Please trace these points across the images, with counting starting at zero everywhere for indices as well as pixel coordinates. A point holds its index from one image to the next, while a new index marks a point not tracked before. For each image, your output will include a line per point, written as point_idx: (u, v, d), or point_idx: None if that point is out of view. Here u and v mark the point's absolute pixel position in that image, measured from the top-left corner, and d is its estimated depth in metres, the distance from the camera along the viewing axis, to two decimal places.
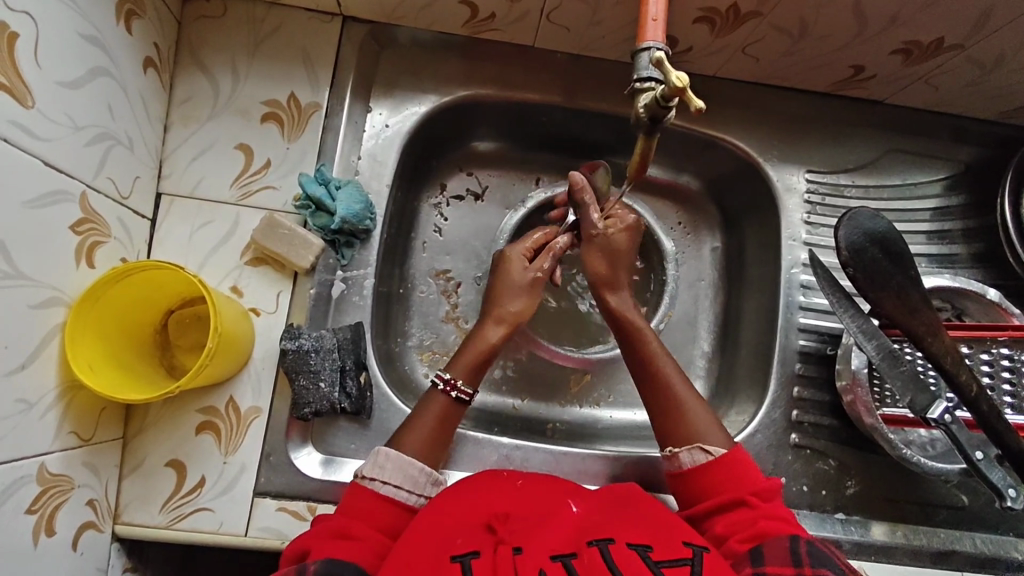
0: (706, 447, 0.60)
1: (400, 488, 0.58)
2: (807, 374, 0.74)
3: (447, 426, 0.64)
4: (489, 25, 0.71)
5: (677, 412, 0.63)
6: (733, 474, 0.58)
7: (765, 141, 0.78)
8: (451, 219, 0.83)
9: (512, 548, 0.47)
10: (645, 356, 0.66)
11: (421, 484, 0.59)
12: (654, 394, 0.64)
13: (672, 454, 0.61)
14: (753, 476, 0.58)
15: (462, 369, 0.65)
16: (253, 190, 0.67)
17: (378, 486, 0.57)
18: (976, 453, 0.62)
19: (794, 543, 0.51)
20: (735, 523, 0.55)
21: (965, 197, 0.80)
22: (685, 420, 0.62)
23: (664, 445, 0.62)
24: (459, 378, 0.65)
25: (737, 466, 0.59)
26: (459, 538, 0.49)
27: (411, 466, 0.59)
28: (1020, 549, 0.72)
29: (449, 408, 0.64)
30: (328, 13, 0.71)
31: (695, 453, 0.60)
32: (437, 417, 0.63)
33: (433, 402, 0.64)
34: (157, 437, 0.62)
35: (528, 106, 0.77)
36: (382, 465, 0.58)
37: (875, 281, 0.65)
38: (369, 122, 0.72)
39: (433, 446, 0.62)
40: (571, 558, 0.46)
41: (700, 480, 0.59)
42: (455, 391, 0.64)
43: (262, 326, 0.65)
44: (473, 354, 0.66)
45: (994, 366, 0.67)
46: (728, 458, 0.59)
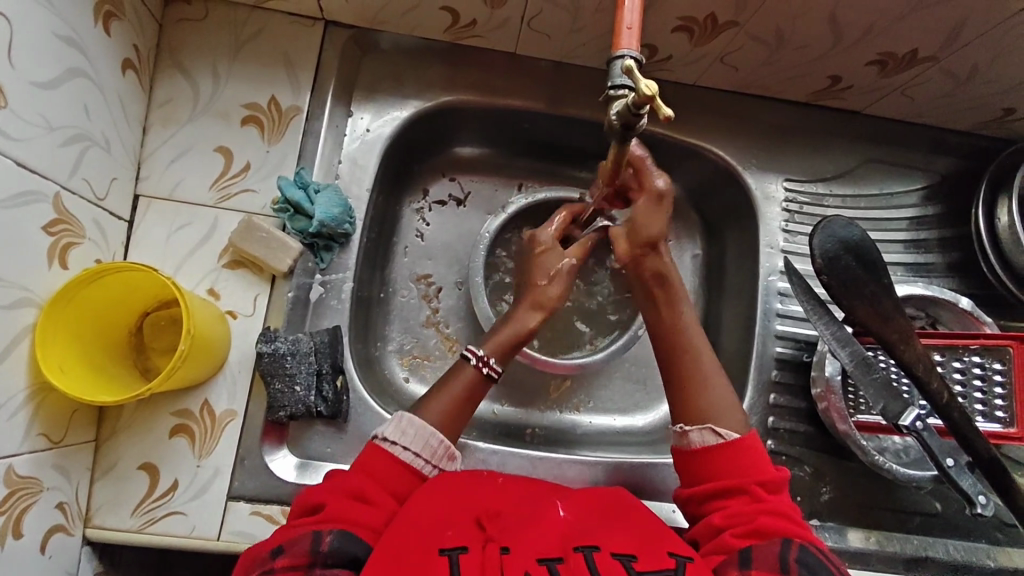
0: (717, 430, 0.59)
1: (418, 456, 0.58)
2: (783, 381, 0.75)
3: (469, 401, 0.63)
4: (470, 31, 0.72)
5: (700, 389, 0.61)
6: (740, 460, 0.58)
7: (745, 149, 0.79)
8: (433, 223, 0.83)
9: (500, 547, 0.48)
10: (676, 329, 0.65)
11: (438, 456, 0.59)
12: (677, 364, 0.63)
13: (681, 432, 0.60)
14: (763, 467, 0.57)
15: (494, 347, 0.66)
16: (232, 193, 0.67)
17: (398, 451, 0.57)
18: (948, 460, 0.63)
19: (784, 550, 0.50)
20: (732, 515, 0.54)
21: (942, 207, 0.82)
22: (704, 397, 0.61)
23: (677, 421, 0.61)
24: (492, 357, 0.65)
25: (748, 454, 0.58)
26: (450, 528, 0.50)
27: (432, 437, 0.58)
28: (993, 556, 0.72)
29: (477, 384, 0.64)
30: (310, 17, 0.71)
31: (705, 434, 0.59)
32: (459, 389, 0.63)
33: (463, 373, 0.64)
34: (129, 440, 0.61)
35: (510, 112, 0.78)
36: (404, 430, 0.58)
37: (848, 289, 0.65)
38: (350, 126, 0.72)
39: (453, 420, 0.62)
40: (556, 563, 0.46)
41: (705, 460, 0.59)
42: (488, 368, 0.64)
43: (238, 328, 0.65)
44: (510, 335, 0.67)
45: (965, 374, 0.68)
46: (736, 443, 0.58)
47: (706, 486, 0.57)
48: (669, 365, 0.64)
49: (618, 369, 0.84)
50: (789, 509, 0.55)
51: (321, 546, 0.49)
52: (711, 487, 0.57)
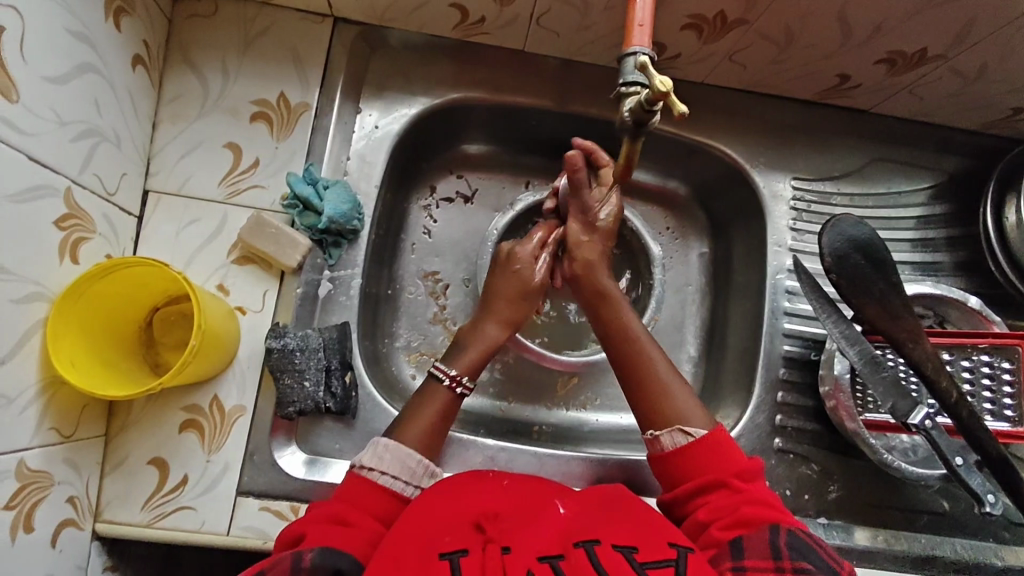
0: (687, 429, 0.59)
1: (397, 478, 0.58)
2: (792, 379, 0.75)
3: (447, 420, 0.64)
4: (479, 29, 0.72)
5: (661, 395, 0.61)
6: (715, 455, 0.57)
7: (752, 148, 0.79)
8: (440, 220, 0.83)
9: (500, 547, 0.48)
10: (629, 341, 0.65)
11: (418, 475, 0.59)
12: (635, 372, 0.63)
13: (653, 439, 0.60)
14: (738, 458, 0.57)
15: (464, 363, 0.66)
16: (241, 189, 0.67)
17: (376, 476, 0.57)
18: (956, 458, 0.63)
19: (775, 535, 0.51)
20: (717, 508, 0.54)
21: (949, 206, 0.82)
22: (668, 401, 0.61)
23: (647, 428, 0.61)
24: (462, 373, 0.65)
25: (721, 448, 0.58)
26: (447, 534, 0.50)
27: (410, 457, 0.59)
28: (1000, 555, 0.72)
29: (451, 403, 0.64)
30: (319, 14, 0.71)
31: (676, 436, 0.59)
32: (435, 411, 0.63)
33: (436, 396, 0.64)
34: (139, 435, 0.62)
35: (518, 110, 0.78)
36: (381, 455, 0.58)
37: (857, 287, 0.65)
38: (359, 123, 0.72)
39: (432, 439, 0.62)
40: (557, 560, 0.46)
41: (681, 462, 0.58)
42: (460, 387, 0.65)
43: (248, 324, 0.65)
44: (479, 350, 0.67)
45: (974, 373, 0.68)
46: (708, 439, 0.58)
47: (682, 488, 0.57)
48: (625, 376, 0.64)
49: None
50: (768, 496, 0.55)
51: (304, 562, 0.48)
52: (687, 488, 0.57)
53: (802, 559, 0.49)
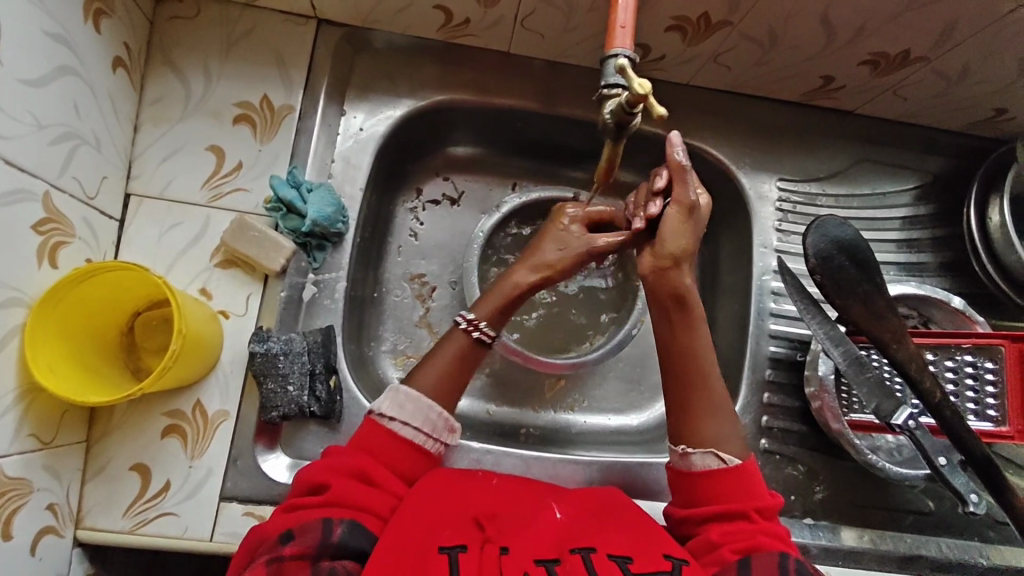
0: (720, 454, 0.58)
1: (419, 430, 0.58)
2: (777, 380, 0.75)
3: (465, 368, 0.62)
4: (464, 30, 0.72)
5: (705, 407, 0.60)
6: (740, 485, 0.57)
7: (738, 149, 0.79)
8: (427, 223, 0.83)
9: (499, 547, 0.48)
10: (694, 359, 0.61)
11: (438, 428, 0.59)
12: (689, 381, 0.61)
13: (683, 454, 0.59)
14: (761, 491, 0.57)
15: (486, 310, 0.64)
16: (224, 191, 0.66)
17: (397, 426, 0.57)
18: (940, 458, 0.63)
19: (782, 559, 0.51)
20: (731, 532, 0.54)
21: (933, 207, 0.82)
22: (705, 421, 0.59)
23: (677, 442, 0.60)
24: (483, 319, 0.63)
25: (748, 478, 0.57)
26: (448, 530, 0.50)
27: (429, 407, 0.58)
28: (985, 554, 0.73)
29: (472, 350, 0.63)
30: (303, 16, 0.71)
31: (707, 458, 0.58)
32: (451, 357, 0.62)
33: (454, 339, 0.63)
34: (121, 440, 0.61)
35: (505, 111, 0.78)
36: (402, 404, 0.58)
37: (842, 288, 0.66)
38: (343, 125, 0.72)
39: (451, 389, 0.61)
40: (554, 563, 0.47)
41: (702, 485, 0.58)
42: (477, 332, 0.63)
43: (232, 328, 0.64)
44: (501, 297, 0.64)
45: (958, 373, 0.68)
46: (739, 468, 0.57)
47: (700, 511, 0.57)
48: (677, 381, 0.61)
49: (612, 369, 0.84)
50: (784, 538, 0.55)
51: (331, 538, 0.49)
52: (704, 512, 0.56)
53: None
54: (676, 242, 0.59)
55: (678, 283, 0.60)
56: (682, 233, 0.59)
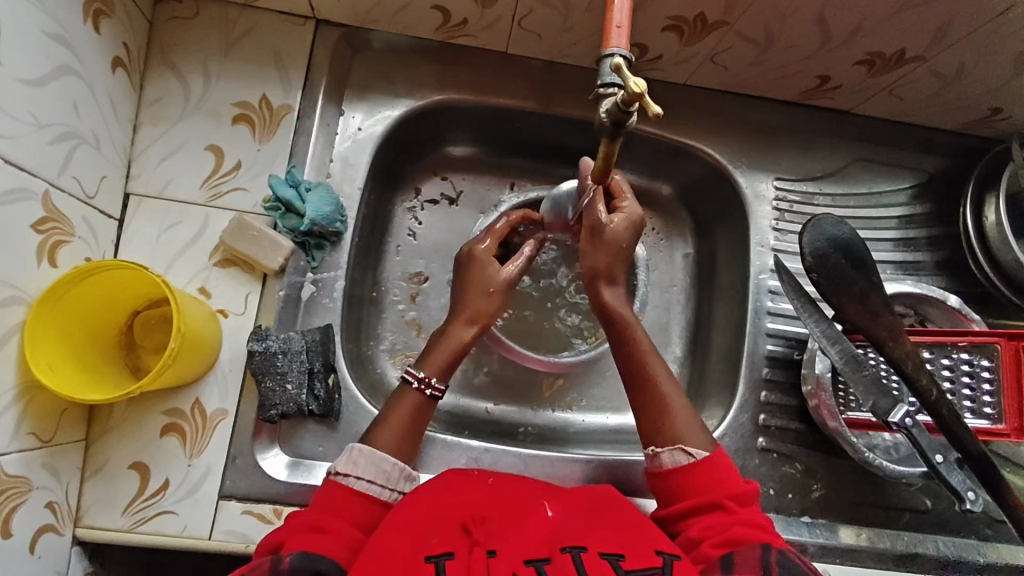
0: (688, 448, 0.59)
1: (372, 483, 0.58)
2: (775, 379, 0.75)
3: (419, 421, 0.63)
4: (462, 31, 0.72)
5: (662, 410, 0.61)
6: (711, 477, 0.57)
7: (735, 149, 0.80)
8: (425, 222, 0.83)
9: (486, 549, 0.48)
10: (640, 367, 0.63)
11: (393, 478, 0.59)
12: (640, 386, 0.63)
13: (653, 454, 0.60)
14: (732, 480, 0.57)
15: (434, 365, 0.65)
16: (222, 191, 0.67)
17: (352, 482, 0.57)
18: (937, 456, 0.64)
19: (764, 552, 0.51)
20: (710, 526, 0.54)
21: (929, 207, 0.82)
22: (666, 417, 0.61)
23: (648, 445, 0.61)
24: (433, 374, 0.64)
25: (716, 469, 0.58)
26: (434, 537, 0.50)
27: (384, 461, 0.59)
28: (982, 552, 0.73)
29: (420, 405, 0.63)
30: (301, 16, 0.71)
31: (675, 454, 0.59)
32: (407, 412, 0.62)
33: (406, 399, 0.63)
34: (120, 439, 0.61)
35: (503, 111, 0.78)
36: (355, 461, 0.58)
37: (838, 286, 0.66)
38: (342, 125, 0.72)
39: (406, 442, 0.61)
40: (543, 563, 0.46)
41: (679, 481, 0.58)
42: (430, 389, 0.64)
43: (230, 327, 0.64)
44: (448, 352, 0.65)
45: (954, 371, 0.68)
46: (707, 460, 0.58)
47: (683, 504, 0.57)
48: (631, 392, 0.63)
49: (611, 368, 0.84)
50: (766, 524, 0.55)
51: (283, 565, 0.48)
52: (687, 504, 0.57)
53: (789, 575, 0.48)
54: (601, 261, 0.65)
55: (602, 297, 0.66)
56: (597, 254, 0.65)
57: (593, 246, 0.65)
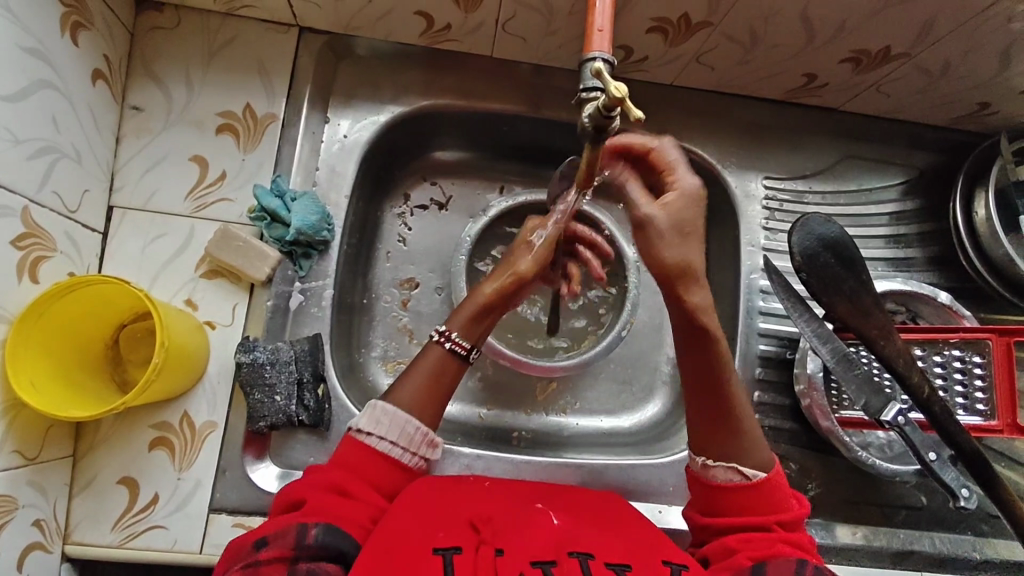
0: (743, 469, 0.57)
1: (395, 445, 0.57)
2: (767, 378, 0.75)
3: (446, 380, 0.61)
4: (446, 35, 0.72)
5: (727, 424, 0.58)
6: (767, 499, 0.57)
7: (723, 149, 0.80)
8: (415, 228, 0.83)
9: (494, 548, 0.47)
10: (717, 375, 0.57)
11: (416, 443, 0.57)
12: (710, 396, 0.58)
13: (704, 465, 0.58)
14: (787, 504, 0.57)
15: (459, 320, 0.62)
16: (208, 202, 0.66)
17: (375, 442, 0.56)
18: (929, 454, 0.64)
19: (800, 568, 0.51)
20: (750, 540, 0.54)
21: (921, 202, 0.82)
22: (732, 433, 0.58)
23: (698, 452, 0.59)
24: (457, 329, 0.62)
25: (773, 491, 0.57)
26: (442, 529, 0.49)
27: (407, 423, 0.57)
28: (978, 548, 0.73)
29: (450, 362, 0.61)
30: (284, 24, 0.71)
31: (730, 472, 0.57)
32: (434, 369, 0.61)
33: (430, 356, 0.61)
34: (108, 454, 0.61)
35: (491, 115, 0.77)
36: (378, 420, 0.57)
37: (828, 285, 0.66)
38: (327, 133, 0.72)
39: (428, 400, 0.59)
40: (551, 565, 0.45)
41: (729, 496, 0.57)
42: (451, 342, 0.61)
43: (218, 339, 0.64)
44: (473, 305, 0.62)
45: (946, 368, 0.68)
46: (764, 483, 0.57)
47: (733, 519, 0.56)
48: (700, 396, 0.58)
49: (604, 371, 0.83)
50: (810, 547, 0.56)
51: (308, 539, 0.48)
52: (737, 519, 0.56)
53: None
54: (665, 257, 0.52)
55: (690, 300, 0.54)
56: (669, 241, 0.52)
57: (662, 233, 0.52)
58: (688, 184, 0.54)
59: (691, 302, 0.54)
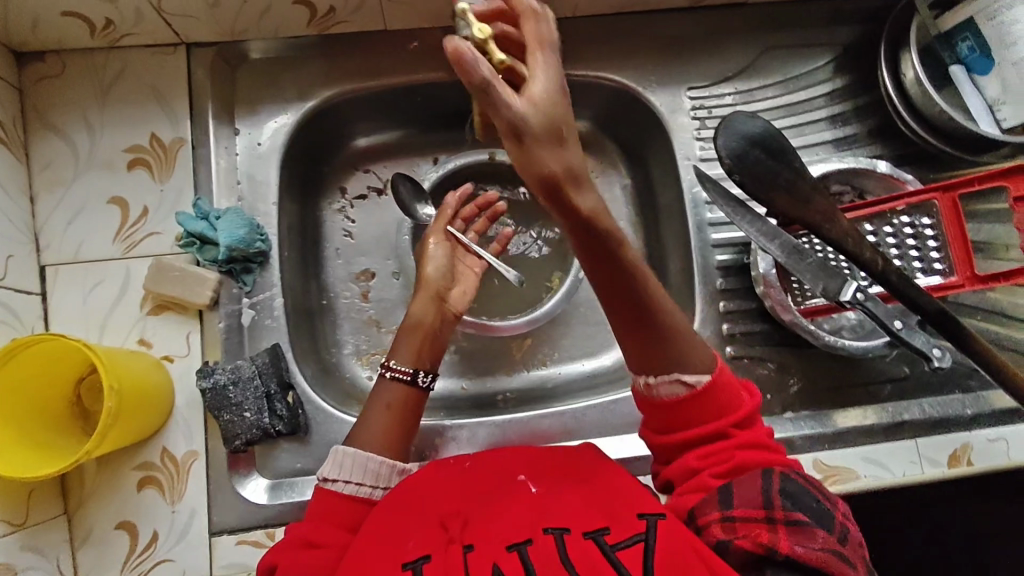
0: (686, 378, 0.54)
1: (361, 484, 0.58)
2: (730, 287, 0.75)
3: (407, 413, 0.63)
4: (334, 19, 0.70)
5: (656, 336, 0.53)
6: (711, 399, 0.54)
7: (641, 70, 0.78)
8: (358, 219, 0.82)
9: (463, 545, 0.47)
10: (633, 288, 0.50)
11: (384, 477, 0.59)
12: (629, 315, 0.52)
13: (648, 385, 0.55)
14: (734, 401, 0.54)
15: (398, 352, 0.66)
16: (137, 240, 0.66)
17: (341, 486, 0.57)
18: (896, 323, 0.64)
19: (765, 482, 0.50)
20: (710, 454, 0.53)
21: (850, 78, 0.81)
22: (671, 340, 0.53)
23: (638, 372, 0.55)
24: (395, 360, 0.65)
25: (717, 391, 0.54)
26: (413, 539, 0.49)
27: (369, 460, 0.58)
28: (968, 404, 0.73)
29: (397, 393, 0.63)
30: (169, 44, 0.69)
31: (675, 385, 0.54)
32: (387, 402, 0.63)
33: (381, 394, 0.64)
34: (99, 503, 0.62)
35: (401, 90, 0.76)
36: (341, 463, 0.58)
37: (763, 181, 0.65)
38: (240, 144, 0.70)
39: (390, 435, 0.61)
40: (525, 546, 0.46)
41: (676, 407, 0.54)
42: (391, 372, 0.64)
43: (178, 371, 0.64)
44: (407, 334, 0.66)
45: (899, 239, 0.68)
46: (707, 387, 0.54)
47: (686, 436, 0.54)
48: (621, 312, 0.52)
49: (574, 316, 0.84)
50: (765, 438, 0.54)
51: None
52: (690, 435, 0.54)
53: (796, 509, 0.48)
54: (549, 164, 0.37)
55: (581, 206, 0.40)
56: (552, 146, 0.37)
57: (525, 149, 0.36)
58: (534, 7, 0.41)
59: (583, 208, 0.40)
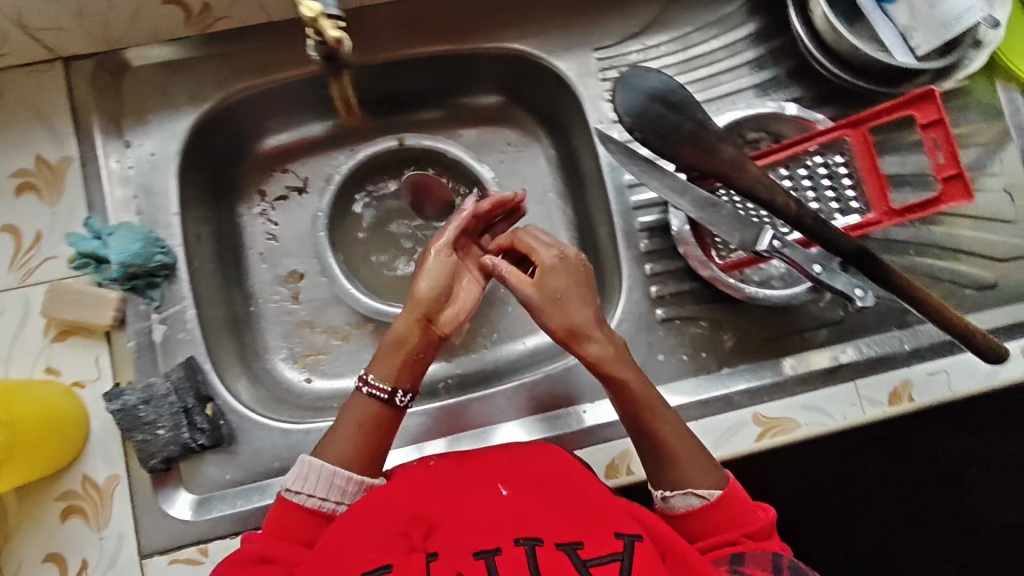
0: (699, 492, 0.56)
1: (325, 499, 0.55)
2: (656, 248, 0.74)
3: (382, 431, 0.60)
4: (211, 16, 0.68)
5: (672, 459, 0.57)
6: (729, 514, 0.56)
7: (543, 35, 0.76)
8: (281, 221, 0.79)
9: (428, 556, 0.45)
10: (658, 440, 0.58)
11: (349, 493, 0.56)
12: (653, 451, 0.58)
13: (663, 497, 0.58)
14: (752, 514, 0.56)
15: (377, 363, 0.61)
16: (34, 266, 0.64)
17: (305, 499, 0.55)
18: (816, 267, 0.62)
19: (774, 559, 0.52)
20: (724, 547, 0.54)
21: (762, 20, 0.78)
22: (680, 458, 0.57)
23: (658, 486, 0.58)
24: (374, 373, 0.61)
25: (736, 506, 0.56)
26: (373, 547, 0.46)
27: (335, 474, 0.56)
28: (909, 339, 0.72)
29: (373, 409, 0.60)
30: (45, 60, 0.67)
31: (688, 498, 0.56)
32: (358, 418, 0.59)
33: (355, 405, 0.60)
34: (25, 537, 0.61)
35: (298, 83, 0.73)
36: (306, 476, 0.56)
37: (664, 136, 0.64)
38: (132, 156, 0.68)
39: (360, 450, 0.58)
40: (492, 555, 0.43)
41: (694, 522, 0.57)
42: (368, 386, 0.61)
43: (90, 396, 0.63)
44: (389, 346, 0.61)
45: (815, 178, 0.66)
46: (720, 500, 0.56)
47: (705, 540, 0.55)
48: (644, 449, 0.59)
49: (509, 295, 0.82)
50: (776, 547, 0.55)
51: None
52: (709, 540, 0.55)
53: None
54: None
55: None
56: None
57: None
58: None
59: None
